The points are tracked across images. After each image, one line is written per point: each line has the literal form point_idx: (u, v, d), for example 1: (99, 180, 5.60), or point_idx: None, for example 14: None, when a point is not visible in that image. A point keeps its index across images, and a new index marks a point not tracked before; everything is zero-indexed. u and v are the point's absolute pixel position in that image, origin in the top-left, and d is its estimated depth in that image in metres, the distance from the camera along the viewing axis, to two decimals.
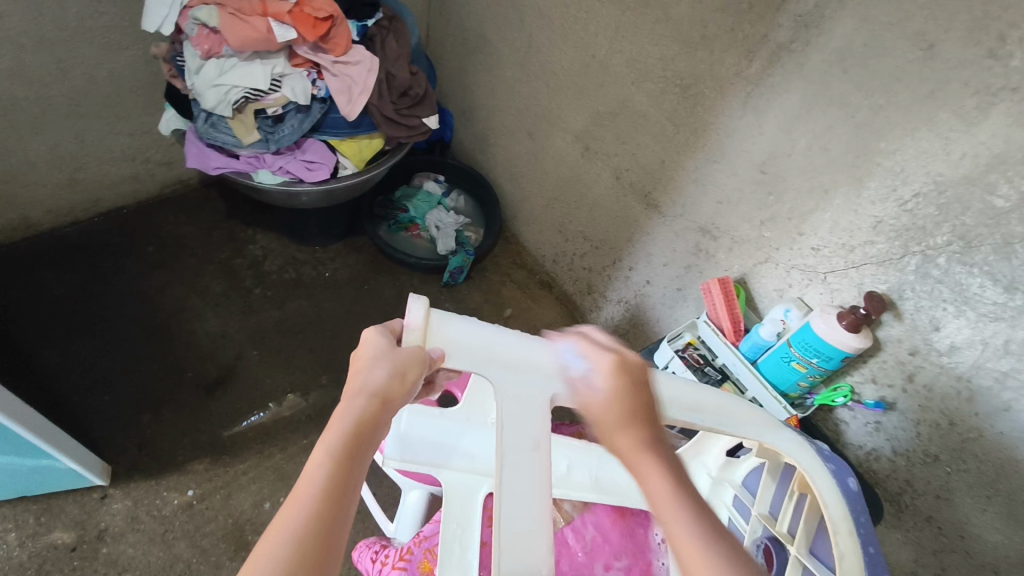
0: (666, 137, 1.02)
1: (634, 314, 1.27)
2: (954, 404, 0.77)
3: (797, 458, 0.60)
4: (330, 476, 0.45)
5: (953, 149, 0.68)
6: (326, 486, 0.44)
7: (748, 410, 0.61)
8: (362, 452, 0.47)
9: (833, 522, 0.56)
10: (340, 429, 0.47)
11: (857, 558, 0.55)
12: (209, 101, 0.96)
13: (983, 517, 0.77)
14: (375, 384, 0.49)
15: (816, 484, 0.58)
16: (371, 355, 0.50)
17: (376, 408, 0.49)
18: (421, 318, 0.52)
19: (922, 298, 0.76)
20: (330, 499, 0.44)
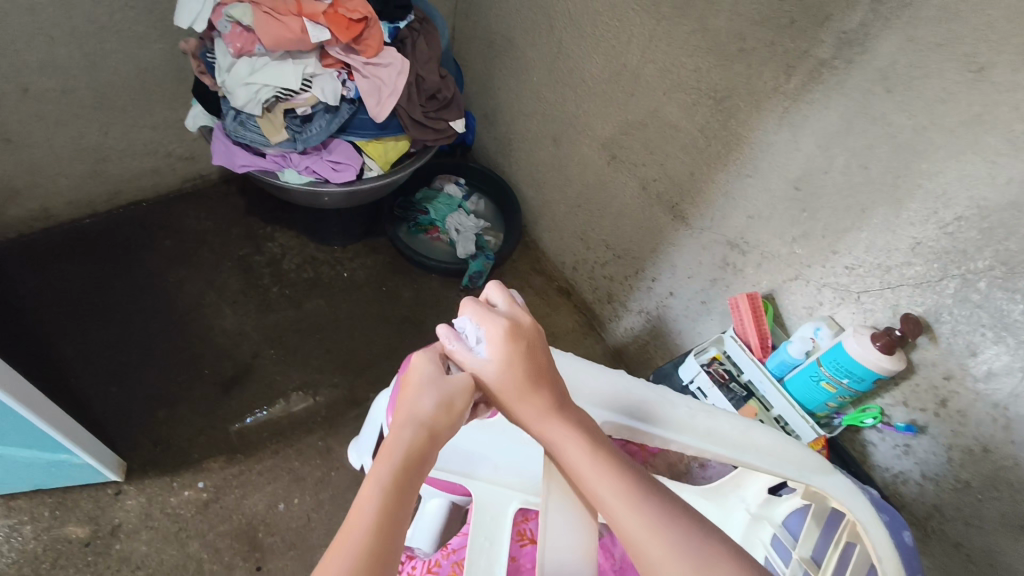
0: (697, 149, 1.00)
1: (654, 326, 1.26)
2: (989, 431, 0.76)
3: (847, 505, 0.55)
4: (384, 499, 0.45)
5: (1000, 173, 0.67)
6: (383, 499, 0.45)
7: (797, 452, 0.59)
8: (413, 477, 0.48)
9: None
10: (391, 461, 0.47)
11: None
12: (239, 100, 0.96)
13: (1014, 547, 0.76)
14: (423, 414, 0.50)
15: (868, 536, 0.53)
16: (421, 381, 0.52)
17: (425, 440, 0.49)
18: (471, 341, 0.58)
19: (959, 322, 0.75)
20: (386, 524, 0.43)
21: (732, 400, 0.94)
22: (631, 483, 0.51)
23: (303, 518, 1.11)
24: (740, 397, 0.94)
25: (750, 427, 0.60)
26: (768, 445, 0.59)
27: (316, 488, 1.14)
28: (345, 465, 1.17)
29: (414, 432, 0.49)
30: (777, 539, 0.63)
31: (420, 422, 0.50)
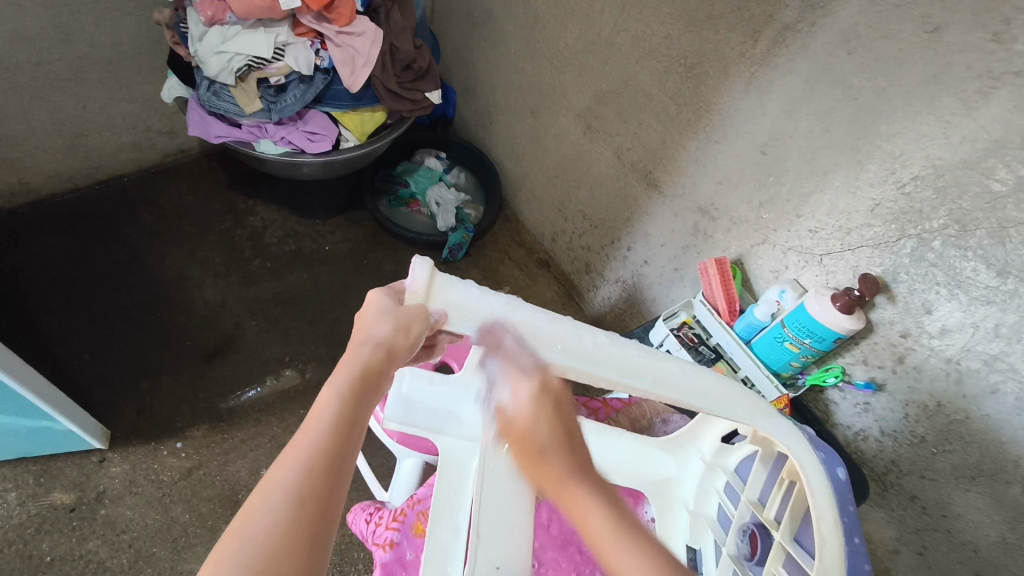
0: (669, 117, 1.02)
1: (631, 294, 1.29)
2: (943, 386, 0.79)
3: (788, 446, 0.56)
4: (333, 423, 0.47)
5: (954, 133, 0.68)
6: (335, 421, 0.47)
7: (742, 394, 0.59)
8: (368, 393, 0.50)
9: (817, 510, 0.53)
10: (347, 374, 0.50)
11: (839, 551, 0.52)
12: (212, 69, 0.96)
13: (965, 497, 0.79)
14: (380, 337, 0.51)
15: (805, 473, 0.55)
16: (376, 311, 0.52)
17: (381, 358, 0.51)
18: (425, 278, 0.54)
19: (916, 281, 0.77)
20: (335, 441, 0.46)
21: (701, 362, 0.97)
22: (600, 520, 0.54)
23: None
24: (709, 359, 0.97)
25: (700, 369, 0.60)
26: (714, 388, 0.59)
27: None
28: None
29: (371, 351, 0.51)
30: (729, 485, 0.66)
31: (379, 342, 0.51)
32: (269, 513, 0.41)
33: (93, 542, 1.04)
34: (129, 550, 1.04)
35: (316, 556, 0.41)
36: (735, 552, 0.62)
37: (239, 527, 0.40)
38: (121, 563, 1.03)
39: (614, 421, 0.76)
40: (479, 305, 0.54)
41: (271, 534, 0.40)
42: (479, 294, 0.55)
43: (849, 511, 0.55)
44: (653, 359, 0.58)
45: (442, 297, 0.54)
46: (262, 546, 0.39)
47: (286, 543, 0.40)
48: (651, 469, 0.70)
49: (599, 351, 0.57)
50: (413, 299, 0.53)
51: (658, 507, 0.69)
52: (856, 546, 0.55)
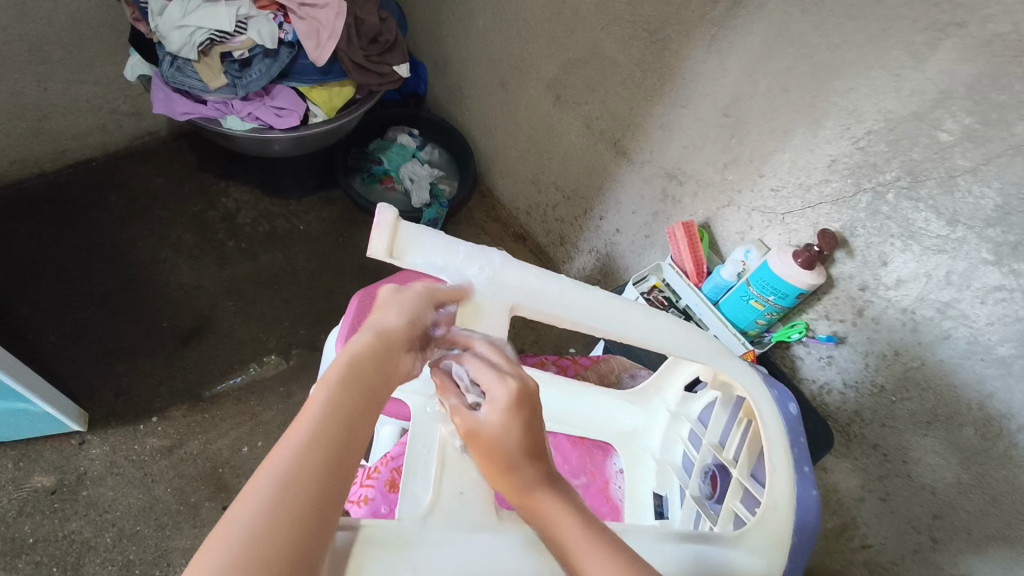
0: (635, 83, 1.03)
1: (605, 263, 1.31)
2: (900, 335, 0.81)
3: (744, 386, 0.60)
4: (331, 415, 0.42)
5: (903, 86, 0.70)
6: (333, 411, 0.42)
7: (702, 338, 0.63)
8: (369, 385, 0.45)
9: (767, 442, 0.57)
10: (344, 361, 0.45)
11: (788, 478, 0.56)
12: (174, 44, 0.95)
13: (923, 441, 0.82)
14: (386, 325, 0.49)
15: (759, 409, 0.59)
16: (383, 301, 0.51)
17: (383, 346, 0.48)
18: (389, 226, 0.54)
19: (872, 234, 0.80)
20: (333, 436, 0.41)
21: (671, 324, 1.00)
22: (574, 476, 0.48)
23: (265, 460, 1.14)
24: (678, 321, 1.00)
25: (660, 314, 0.63)
26: (675, 331, 0.62)
27: (279, 431, 1.17)
28: None
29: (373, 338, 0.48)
30: (693, 432, 0.70)
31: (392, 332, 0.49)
32: (260, 503, 0.36)
33: (75, 522, 1.04)
34: (112, 529, 1.05)
35: (305, 563, 0.36)
36: (698, 493, 0.65)
37: (223, 528, 0.35)
38: (105, 541, 1.04)
39: (584, 377, 0.78)
40: (443, 254, 0.56)
41: (261, 527, 0.36)
42: (443, 241, 0.57)
43: (799, 442, 0.60)
44: (615, 303, 0.61)
45: (407, 245, 0.55)
46: (255, 549, 0.35)
47: (274, 539, 0.35)
48: (618, 421, 0.74)
49: (560, 298, 0.60)
50: (379, 242, 0.53)
51: (626, 457, 0.73)
52: (807, 475, 0.59)
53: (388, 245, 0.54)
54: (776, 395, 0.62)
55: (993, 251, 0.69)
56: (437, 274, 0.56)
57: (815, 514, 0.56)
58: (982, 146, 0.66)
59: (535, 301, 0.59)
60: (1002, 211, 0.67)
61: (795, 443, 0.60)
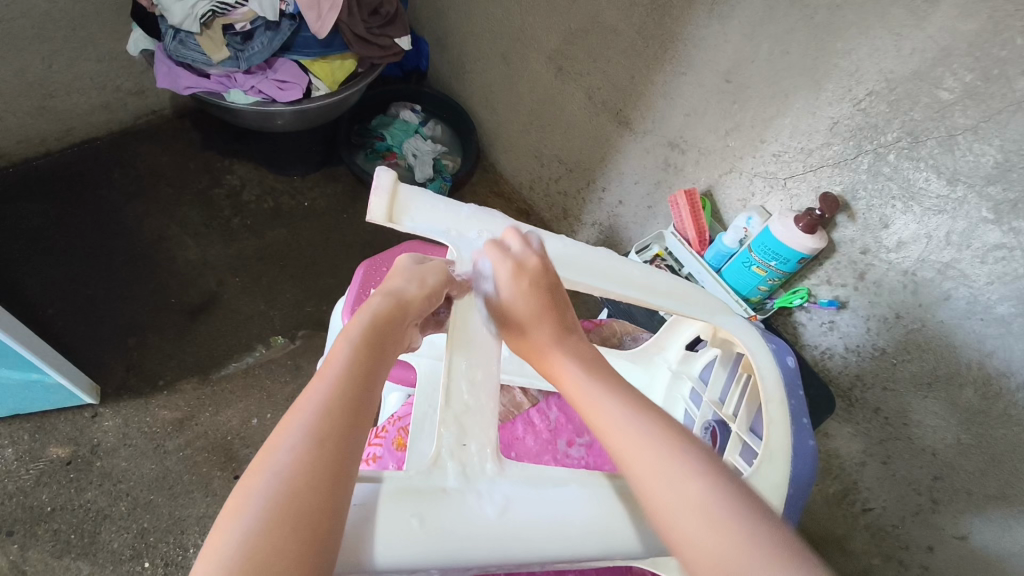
0: (636, 51, 1.02)
1: (608, 236, 1.31)
2: (901, 298, 0.82)
3: (742, 340, 0.62)
4: (346, 368, 0.47)
5: (904, 45, 0.70)
6: (349, 367, 0.47)
7: (701, 295, 0.65)
8: (382, 344, 0.51)
9: (765, 393, 0.59)
10: (359, 326, 0.51)
11: (785, 429, 0.57)
12: (176, 17, 0.97)
13: (924, 403, 0.83)
14: (394, 291, 0.55)
15: (756, 363, 0.61)
16: (396, 274, 0.57)
17: (392, 309, 0.53)
18: (390, 187, 0.56)
19: (873, 197, 0.80)
20: (349, 384, 0.46)
21: None
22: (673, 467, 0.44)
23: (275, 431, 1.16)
24: None
25: (658, 273, 0.65)
26: (674, 288, 0.64)
27: (287, 403, 1.19)
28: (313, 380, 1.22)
29: (382, 303, 0.53)
30: (694, 391, 0.72)
31: (398, 302, 0.54)
32: (287, 453, 0.41)
33: (91, 491, 1.07)
34: (127, 498, 1.07)
35: (337, 500, 0.40)
36: None
37: (260, 464, 0.41)
38: (120, 510, 1.06)
39: (587, 340, 0.79)
40: (439, 216, 0.59)
41: (291, 469, 0.40)
42: (440, 203, 0.59)
43: (796, 395, 0.61)
44: (612, 261, 0.63)
45: (405, 208, 0.57)
46: (285, 478, 0.40)
47: (306, 480, 0.40)
48: (622, 381, 0.75)
49: (562, 257, 0.61)
50: (377, 206, 0.55)
51: None
52: (805, 426, 0.60)
53: (387, 207, 0.56)
54: (773, 349, 0.63)
55: (993, 210, 0.69)
56: (438, 235, 0.59)
57: (812, 462, 0.58)
58: (983, 104, 0.66)
59: (536, 259, 0.60)
60: (1003, 168, 0.67)
61: (793, 396, 0.61)
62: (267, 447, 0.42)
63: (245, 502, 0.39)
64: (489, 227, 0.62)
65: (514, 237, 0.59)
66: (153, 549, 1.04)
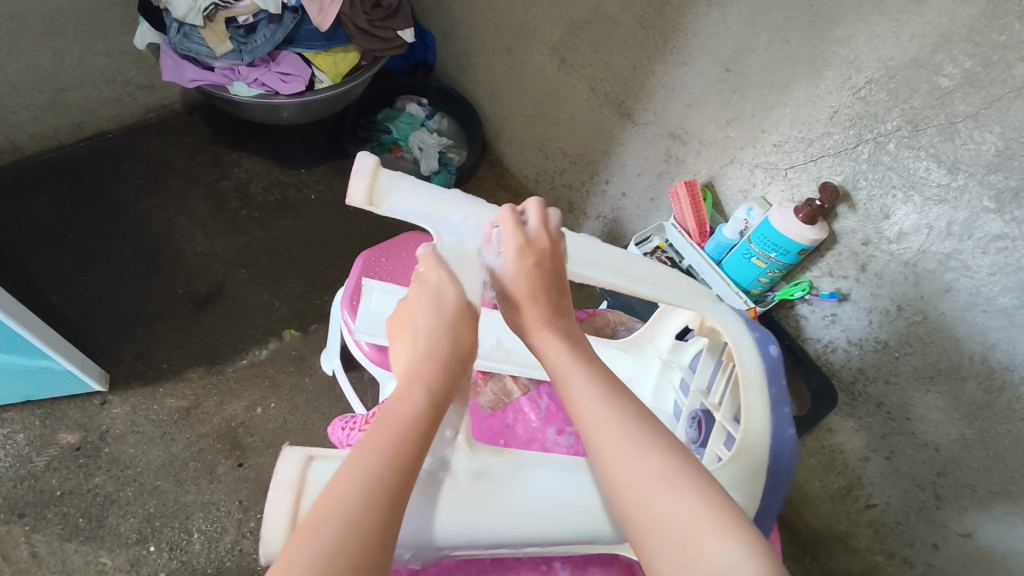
0: (637, 41, 1.02)
1: (612, 229, 1.31)
2: (903, 290, 0.80)
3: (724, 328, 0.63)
4: (418, 410, 0.45)
5: (904, 31, 0.69)
6: (421, 407, 0.46)
7: (682, 281, 0.66)
8: (447, 380, 0.49)
9: (745, 381, 0.60)
10: (427, 360, 0.50)
11: (764, 417, 0.58)
12: (180, 9, 0.98)
13: (927, 397, 0.82)
14: (446, 313, 0.53)
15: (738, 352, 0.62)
16: (443, 286, 0.55)
17: (451, 340, 0.52)
18: (369, 172, 0.56)
19: (874, 186, 0.79)
20: (420, 426, 0.44)
21: None
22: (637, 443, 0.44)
23: (279, 420, 1.18)
24: None
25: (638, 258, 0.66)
26: (655, 274, 0.65)
27: (291, 392, 1.21)
28: (318, 370, 1.24)
29: (438, 329, 0.52)
30: (684, 380, 0.72)
31: (448, 318, 0.53)
32: (354, 491, 0.39)
33: (99, 476, 1.09)
34: (134, 483, 1.09)
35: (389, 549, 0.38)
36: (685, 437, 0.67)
37: (327, 500, 0.38)
38: (127, 495, 1.08)
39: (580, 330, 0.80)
40: (419, 200, 0.59)
41: (355, 511, 0.38)
42: (421, 187, 0.59)
43: (779, 381, 0.61)
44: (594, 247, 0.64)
45: (384, 192, 0.57)
46: (349, 517, 0.37)
47: (366, 521, 0.38)
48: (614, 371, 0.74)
49: None
50: (356, 189, 0.56)
51: None
52: (786, 414, 0.60)
53: (366, 191, 0.56)
54: (757, 336, 0.63)
55: (995, 199, 0.68)
56: (419, 219, 0.59)
57: (790, 449, 0.57)
58: (984, 89, 0.65)
59: None
60: (1004, 156, 0.66)
61: (776, 382, 0.61)
62: (342, 470, 0.41)
63: (306, 539, 0.36)
64: (474, 210, 0.61)
65: (534, 215, 0.59)
66: (159, 533, 1.06)
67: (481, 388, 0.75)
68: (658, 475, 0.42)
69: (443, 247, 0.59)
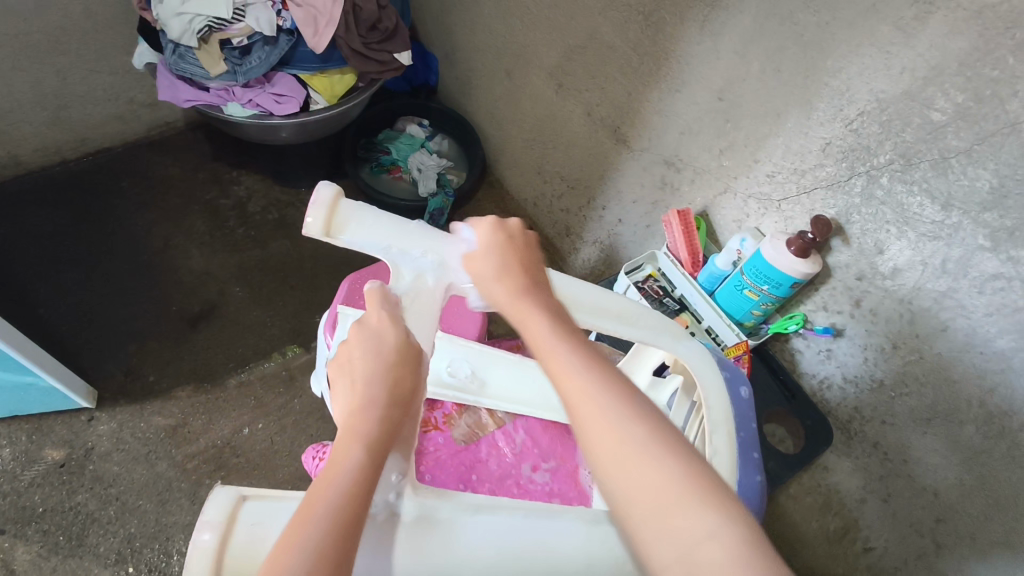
0: (632, 68, 1.01)
1: (608, 254, 1.29)
2: (897, 328, 0.78)
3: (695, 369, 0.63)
4: (355, 475, 0.42)
5: (895, 63, 0.67)
6: (358, 471, 0.43)
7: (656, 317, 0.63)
8: (387, 435, 0.46)
9: (711, 423, 0.61)
10: (368, 414, 0.46)
11: (729, 463, 0.59)
12: (174, 32, 0.98)
13: (924, 439, 0.78)
14: (391, 355, 0.49)
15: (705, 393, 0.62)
16: (386, 320, 0.51)
17: (395, 387, 0.48)
18: (328, 202, 0.53)
19: (867, 221, 0.76)
20: (358, 494, 0.41)
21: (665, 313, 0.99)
22: (646, 427, 0.42)
23: (266, 441, 1.16)
24: (673, 311, 1.00)
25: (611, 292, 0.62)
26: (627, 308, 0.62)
27: (280, 413, 1.19)
28: (308, 392, 1.22)
29: (382, 373, 0.48)
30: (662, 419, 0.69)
31: (387, 364, 0.48)
32: None
33: (81, 494, 1.08)
34: (116, 502, 1.08)
35: None
36: None
37: None
38: (109, 514, 1.07)
39: None
40: (380, 232, 0.55)
41: None
42: (383, 218, 0.55)
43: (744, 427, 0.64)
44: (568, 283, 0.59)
45: (344, 224, 0.54)
46: None
47: None
48: None
49: None
50: (313, 219, 0.52)
51: None
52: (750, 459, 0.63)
53: (324, 221, 0.53)
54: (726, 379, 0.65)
55: (990, 238, 0.65)
56: (377, 251, 0.55)
57: (755, 496, 0.61)
58: (976, 125, 0.63)
59: None
60: (998, 193, 0.63)
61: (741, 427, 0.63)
62: (267, 569, 0.37)
63: None
64: (441, 242, 0.56)
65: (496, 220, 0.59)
66: (138, 554, 1.05)
67: (454, 420, 0.74)
68: (672, 477, 0.39)
69: (396, 284, 0.55)
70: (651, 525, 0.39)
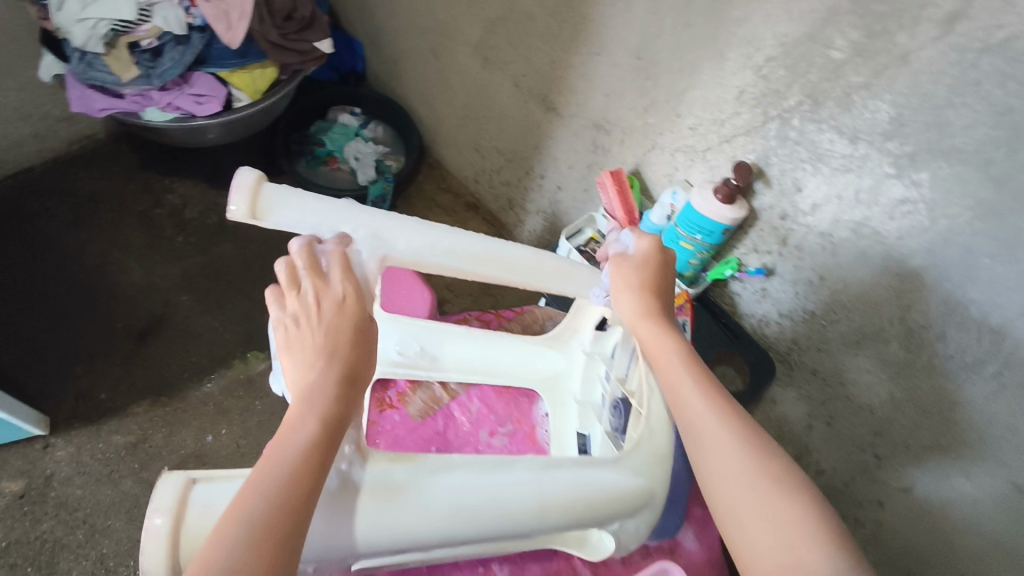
0: (552, 35, 1.02)
1: (552, 222, 1.31)
2: (822, 260, 0.82)
3: None
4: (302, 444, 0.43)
5: (793, 8, 0.70)
6: (306, 441, 0.44)
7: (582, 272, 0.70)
8: (335, 405, 0.47)
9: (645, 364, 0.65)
10: (315, 386, 0.47)
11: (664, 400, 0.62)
12: (78, 38, 0.95)
13: (856, 361, 0.83)
14: (331, 325, 0.50)
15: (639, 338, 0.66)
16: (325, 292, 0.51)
17: (337, 356, 0.49)
18: (251, 186, 0.52)
19: (785, 162, 0.80)
20: (303, 462, 0.42)
21: None
22: (737, 428, 0.48)
23: (232, 446, 1.16)
24: None
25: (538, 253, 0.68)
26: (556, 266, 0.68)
27: (243, 417, 1.19)
28: (269, 393, 1.22)
29: (323, 345, 0.49)
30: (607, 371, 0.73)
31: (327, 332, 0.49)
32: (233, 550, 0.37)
33: (46, 523, 1.06)
34: (84, 526, 1.06)
35: None
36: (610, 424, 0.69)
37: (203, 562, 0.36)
38: (78, 538, 1.06)
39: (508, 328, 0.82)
40: (308, 213, 0.55)
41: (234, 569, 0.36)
42: (309, 198, 0.56)
43: None
44: (500, 248, 0.64)
45: (270, 207, 0.54)
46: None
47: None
48: (542, 368, 0.77)
49: (444, 243, 0.61)
50: (237, 204, 0.51)
51: (549, 402, 0.76)
52: None
53: (249, 206, 0.53)
54: None
55: (894, 165, 0.70)
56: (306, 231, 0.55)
57: None
58: (872, 61, 0.66)
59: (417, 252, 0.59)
60: (897, 123, 0.67)
61: None
62: (214, 539, 0.38)
63: None
64: (370, 218, 0.58)
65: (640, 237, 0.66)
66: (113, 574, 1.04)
67: (409, 397, 0.75)
68: (761, 478, 0.45)
69: None
70: (735, 508, 0.45)
